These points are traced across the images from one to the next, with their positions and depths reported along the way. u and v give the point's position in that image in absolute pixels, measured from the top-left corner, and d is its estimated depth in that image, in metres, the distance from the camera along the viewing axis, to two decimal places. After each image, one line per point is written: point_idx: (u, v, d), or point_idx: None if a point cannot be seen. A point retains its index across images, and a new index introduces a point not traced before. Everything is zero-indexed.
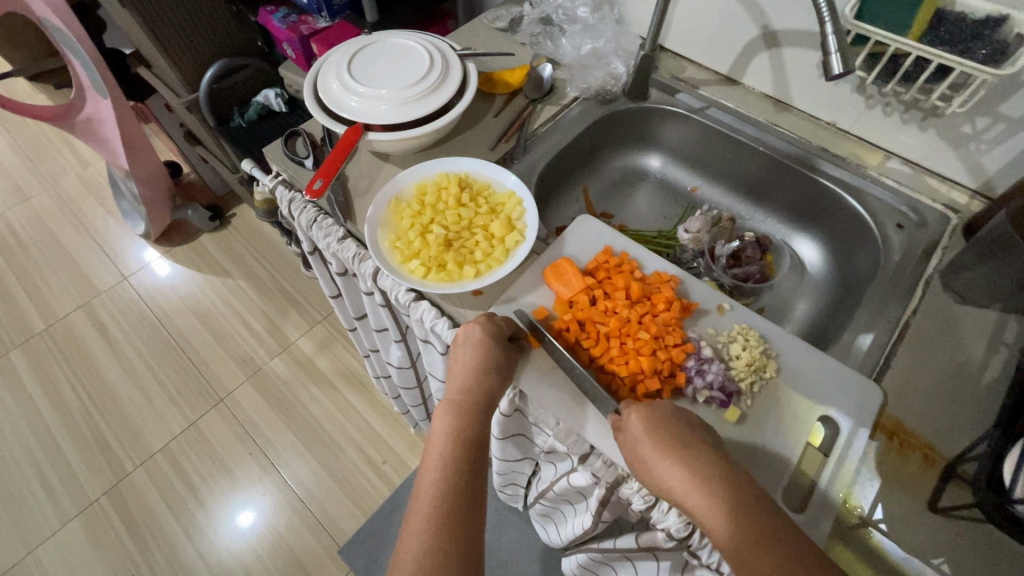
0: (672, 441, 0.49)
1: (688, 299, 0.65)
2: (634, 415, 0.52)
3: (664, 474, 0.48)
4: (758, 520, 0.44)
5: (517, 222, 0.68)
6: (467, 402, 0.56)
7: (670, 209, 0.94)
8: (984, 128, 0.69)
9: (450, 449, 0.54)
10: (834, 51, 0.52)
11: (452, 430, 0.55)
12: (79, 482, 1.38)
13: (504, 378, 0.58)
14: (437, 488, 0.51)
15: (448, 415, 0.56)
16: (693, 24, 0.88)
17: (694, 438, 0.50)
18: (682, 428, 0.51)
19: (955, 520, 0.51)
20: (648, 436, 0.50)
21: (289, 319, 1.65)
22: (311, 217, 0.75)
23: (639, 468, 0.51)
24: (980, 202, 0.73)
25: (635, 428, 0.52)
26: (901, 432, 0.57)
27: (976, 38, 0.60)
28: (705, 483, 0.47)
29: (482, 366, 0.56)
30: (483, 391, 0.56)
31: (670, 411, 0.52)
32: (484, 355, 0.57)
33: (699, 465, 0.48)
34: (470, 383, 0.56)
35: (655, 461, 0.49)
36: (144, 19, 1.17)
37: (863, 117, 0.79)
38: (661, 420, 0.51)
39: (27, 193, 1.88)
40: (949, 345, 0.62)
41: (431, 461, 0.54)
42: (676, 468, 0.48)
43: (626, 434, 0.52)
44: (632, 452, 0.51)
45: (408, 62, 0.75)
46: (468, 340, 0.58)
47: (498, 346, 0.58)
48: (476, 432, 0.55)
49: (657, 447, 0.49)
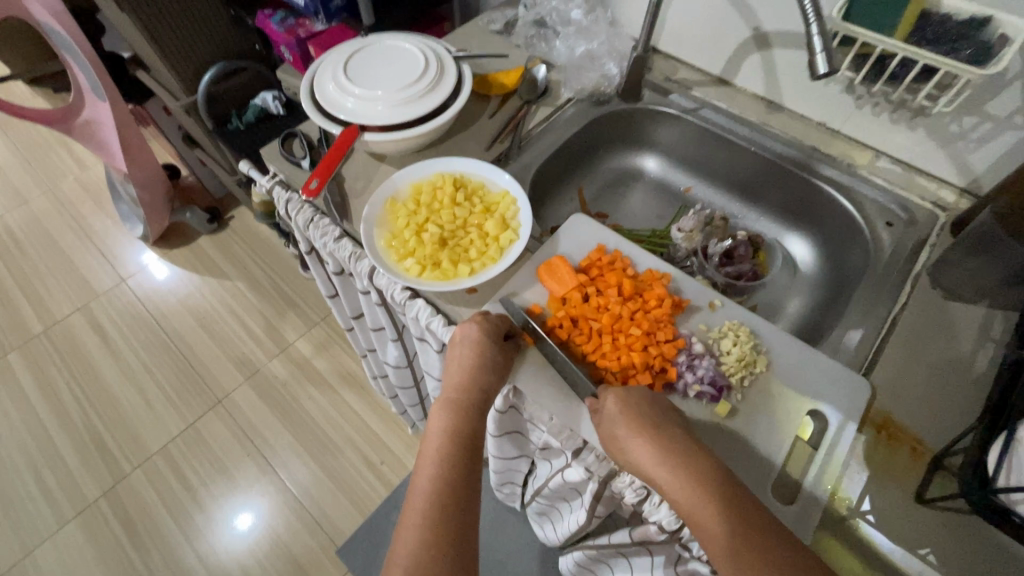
0: (644, 421, 0.52)
1: (680, 296, 0.66)
2: (609, 397, 0.54)
3: (636, 453, 0.50)
4: (723, 495, 0.46)
5: (511, 222, 0.69)
6: (464, 399, 0.57)
7: (664, 209, 0.95)
8: (971, 127, 0.70)
9: (447, 445, 0.54)
10: (820, 51, 0.53)
11: (449, 427, 0.56)
12: (78, 484, 1.38)
13: (500, 376, 0.59)
14: (433, 485, 0.51)
15: (445, 412, 0.57)
16: (686, 25, 0.89)
17: (666, 419, 0.52)
18: (655, 410, 0.53)
19: (941, 511, 0.51)
20: (622, 417, 0.53)
21: (287, 321, 1.65)
22: (308, 218, 0.75)
23: (614, 449, 0.53)
24: (969, 199, 0.74)
25: (611, 410, 0.54)
26: (890, 426, 0.57)
27: (961, 39, 0.61)
28: (674, 460, 0.49)
29: (478, 364, 0.57)
30: (480, 389, 0.57)
31: (646, 395, 0.54)
32: (482, 353, 0.58)
33: (669, 444, 0.50)
34: (467, 381, 0.57)
35: (628, 440, 0.51)
36: (143, 22, 1.18)
37: (853, 116, 0.80)
38: (636, 401, 0.53)
39: (25, 196, 1.89)
40: (938, 340, 0.63)
41: (427, 456, 0.54)
42: (647, 446, 0.50)
43: (602, 416, 0.55)
44: (608, 431, 0.53)
45: (403, 63, 0.76)
46: (466, 339, 0.59)
47: (494, 346, 0.59)
48: (473, 430, 0.56)
49: (631, 427, 0.52)
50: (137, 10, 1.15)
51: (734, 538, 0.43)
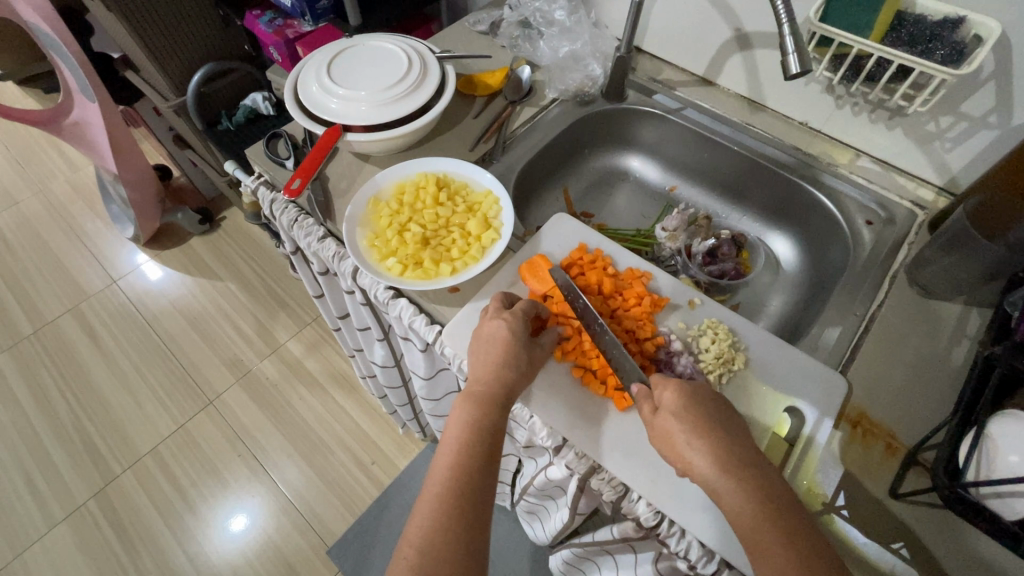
0: (706, 422, 0.50)
1: (660, 294, 0.67)
2: (670, 392, 0.52)
3: (694, 452, 0.49)
4: (782, 508, 0.45)
5: (494, 221, 0.70)
6: (488, 394, 0.55)
7: (649, 209, 0.95)
8: (947, 126, 0.71)
9: (467, 439, 0.53)
10: (792, 51, 0.53)
11: (472, 420, 0.54)
12: (67, 485, 1.38)
13: (525, 372, 0.58)
14: (450, 475, 0.51)
15: (468, 405, 0.55)
16: (669, 26, 0.90)
17: (726, 422, 0.51)
18: (716, 412, 0.52)
19: (914, 505, 0.52)
20: (681, 414, 0.51)
21: (278, 321, 1.66)
22: (291, 218, 0.75)
23: (663, 445, 0.51)
24: (946, 198, 0.75)
25: (669, 405, 0.52)
26: (865, 422, 0.58)
27: (935, 39, 0.62)
28: (733, 465, 0.47)
29: (503, 360, 0.57)
30: (504, 384, 0.56)
31: (706, 395, 0.53)
32: (509, 350, 0.57)
33: (729, 448, 0.49)
34: (494, 376, 0.56)
35: (687, 437, 0.49)
36: (131, 23, 1.18)
37: (833, 116, 0.81)
38: (696, 402, 0.52)
39: (16, 198, 1.88)
40: (914, 337, 0.64)
41: (447, 447, 0.54)
42: (707, 447, 0.48)
43: (656, 409, 0.53)
44: (663, 428, 0.51)
45: (386, 64, 0.77)
46: (494, 338, 0.58)
47: (523, 344, 0.58)
48: (495, 424, 0.54)
49: (691, 425, 0.50)
50: (125, 11, 1.15)
51: (794, 552, 0.43)
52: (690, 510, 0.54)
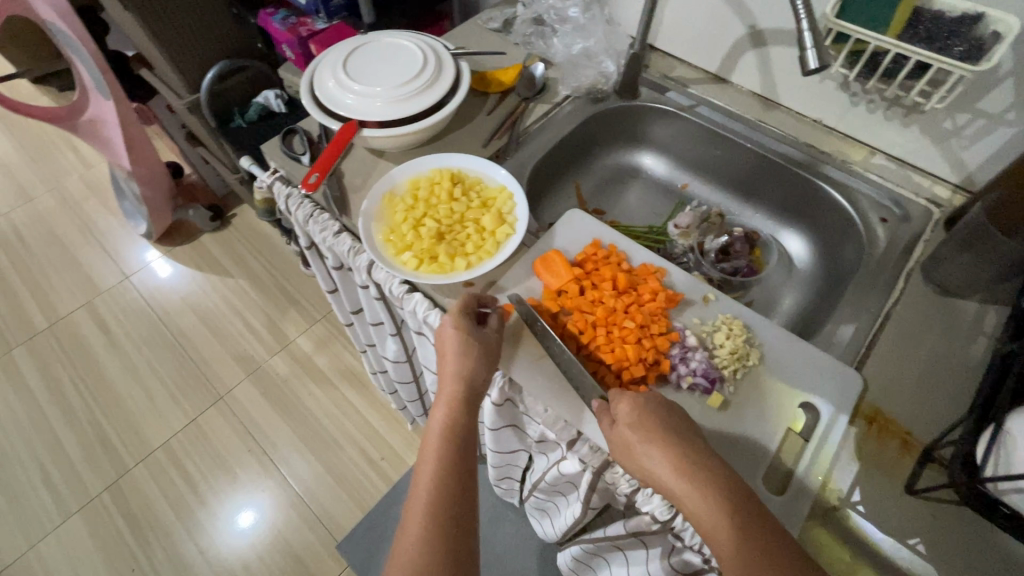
0: (661, 429, 0.50)
1: (674, 289, 0.67)
2: (624, 401, 0.53)
3: (651, 460, 0.49)
4: (740, 507, 0.46)
5: (508, 216, 0.70)
6: (456, 394, 0.57)
7: (661, 206, 0.96)
8: (964, 123, 0.70)
9: (443, 443, 0.55)
10: (810, 47, 0.53)
11: (446, 423, 0.56)
12: (81, 478, 1.39)
13: (485, 367, 0.58)
14: (432, 481, 0.52)
15: (442, 410, 0.57)
16: (682, 23, 0.90)
17: (682, 425, 0.51)
18: (670, 417, 0.52)
19: (930, 502, 0.52)
20: (636, 424, 0.51)
21: (288, 318, 1.67)
22: (307, 213, 0.76)
23: (625, 456, 0.52)
24: (962, 196, 0.75)
25: (625, 416, 0.52)
26: (881, 418, 0.58)
27: (953, 35, 0.62)
28: (690, 471, 0.48)
29: (463, 357, 0.57)
30: (470, 381, 0.57)
31: (661, 402, 0.53)
32: (464, 345, 0.57)
33: (686, 453, 0.49)
34: (459, 374, 0.57)
35: (643, 447, 0.50)
36: (147, 21, 1.19)
37: (848, 113, 0.80)
38: (650, 410, 0.52)
39: (31, 194, 1.90)
40: (929, 335, 0.64)
41: (428, 454, 0.55)
42: (663, 455, 0.49)
43: (614, 420, 0.53)
44: (621, 440, 0.52)
45: (402, 60, 0.77)
46: (447, 340, 0.58)
47: (473, 337, 0.58)
48: (469, 423, 0.56)
49: (646, 434, 0.50)
50: (142, 9, 1.16)
51: (756, 552, 0.43)
52: None
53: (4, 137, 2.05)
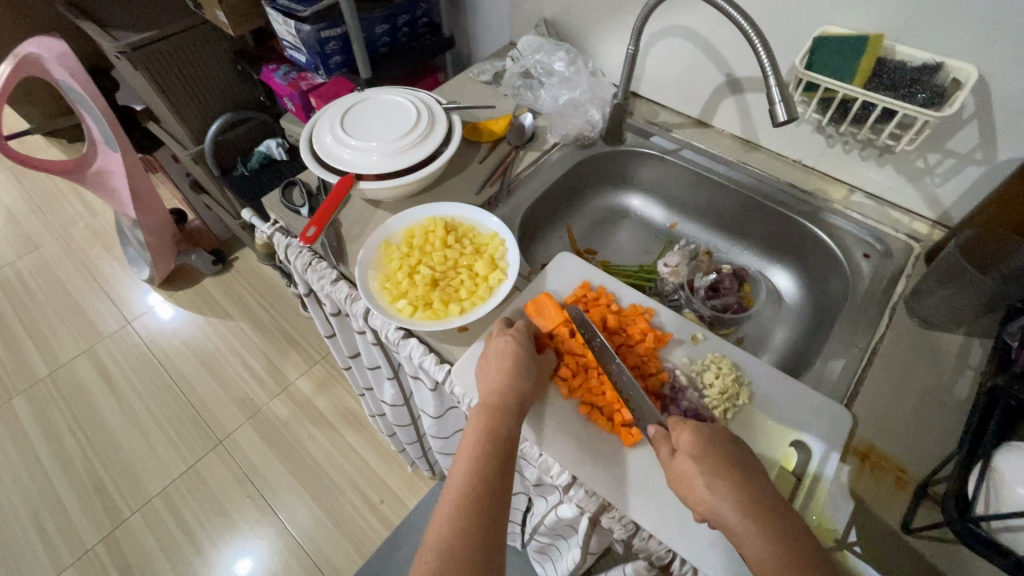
0: (726, 465, 0.50)
1: (663, 329, 0.68)
2: (687, 434, 0.53)
3: (713, 496, 0.48)
4: (801, 550, 0.45)
5: (500, 261, 0.72)
6: (501, 402, 0.57)
7: (651, 245, 0.98)
8: (935, 162, 0.73)
9: (483, 444, 0.54)
10: (778, 101, 0.58)
11: (485, 427, 0.55)
12: (76, 528, 1.37)
13: (534, 384, 0.60)
14: (468, 477, 0.52)
15: (482, 414, 0.56)
16: (663, 73, 0.94)
17: (745, 463, 0.51)
18: (735, 453, 0.52)
19: (926, 541, 0.52)
20: (701, 456, 0.51)
21: (288, 359, 1.68)
22: (306, 261, 0.79)
23: (683, 488, 0.51)
24: (941, 230, 0.77)
25: (686, 447, 0.52)
26: (874, 455, 0.58)
27: (916, 83, 0.65)
28: (754, 508, 0.47)
29: (513, 369, 0.59)
30: (517, 391, 0.58)
31: (722, 433, 0.53)
32: (519, 361, 0.60)
33: (750, 490, 0.49)
34: (507, 386, 0.58)
35: (708, 481, 0.49)
36: (156, 77, 1.25)
37: (826, 154, 0.84)
38: (712, 444, 0.52)
39: (36, 242, 1.94)
40: (918, 368, 0.65)
41: (463, 455, 0.54)
42: (727, 491, 0.48)
43: (674, 452, 0.53)
44: (682, 472, 0.51)
45: (397, 116, 0.81)
46: (499, 354, 0.61)
47: (527, 356, 0.61)
48: (509, 429, 0.56)
49: (711, 468, 0.50)
50: (150, 68, 1.23)
51: None
52: (699, 546, 0.53)
53: (13, 188, 2.11)
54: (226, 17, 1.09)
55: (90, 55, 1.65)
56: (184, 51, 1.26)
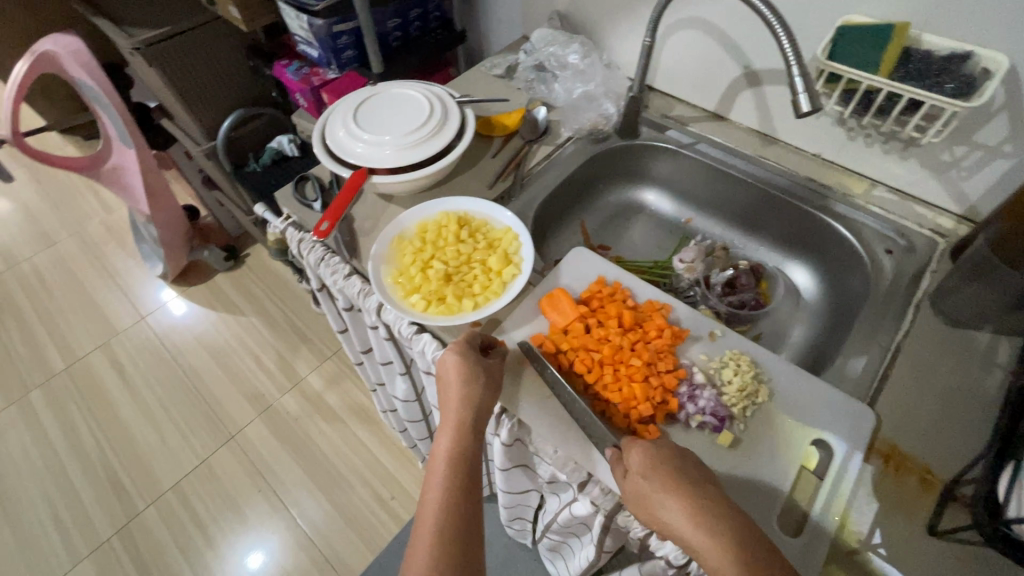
0: (676, 478, 0.49)
1: (681, 326, 0.67)
2: (635, 451, 0.52)
3: (668, 512, 0.48)
4: (756, 557, 0.44)
5: (514, 256, 0.72)
6: (458, 420, 0.56)
7: (665, 240, 0.97)
8: (962, 155, 0.71)
9: (448, 469, 0.55)
10: (801, 91, 0.56)
11: (450, 449, 0.56)
12: (91, 521, 1.39)
13: (489, 392, 0.58)
14: (440, 507, 0.53)
15: (446, 434, 0.57)
16: (679, 65, 0.93)
17: (698, 474, 0.50)
18: (686, 465, 0.51)
19: (954, 544, 0.50)
20: (651, 471, 0.50)
21: (299, 355, 1.68)
22: (319, 256, 0.78)
23: (639, 507, 0.50)
24: (967, 226, 0.75)
25: (637, 464, 0.52)
26: (897, 455, 0.57)
27: (943, 73, 0.63)
28: (710, 520, 0.46)
29: (464, 383, 0.57)
30: (473, 404, 0.57)
31: (672, 447, 0.53)
32: (465, 370, 0.58)
33: (704, 502, 0.48)
34: (460, 402, 0.57)
35: (659, 496, 0.49)
36: (170, 74, 1.26)
37: (846, 147, 0.82)
38: (660, 456, 0.51)
39: (53, 239, 1.97)
40: (943, 367, 0.63)
41: (432, 482, 0.55)
42: (680, 505, 0.48)
43: (627, 471, 0.52)
44: (634, 488, 0.51)
45: (410, 110, 0.81)
46: (447, 368, 0.59)
47: (476, 363, 0.59)
48: (474, 446, 0.56)
49: (662, 484, 0.49)
50: (164, 64, 1.23)
51: None
52: None
53: (31, 185, 2.13)
54: (239, 13, 1.09)
55: (105, 52, 1.66)
56: (198, 47, 1.26)
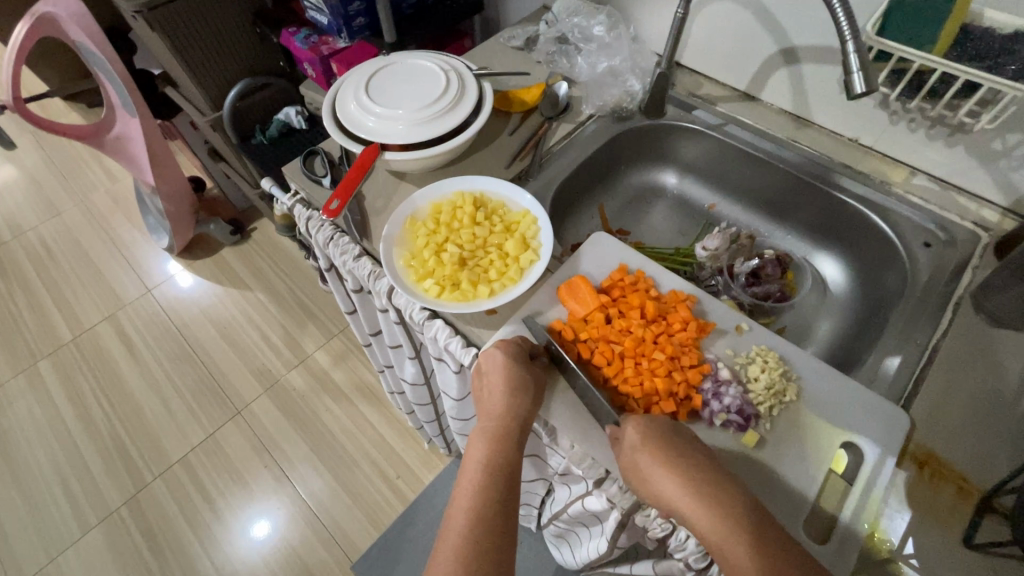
0: (670, 451, 0.49)
1: (706, 319, 0.64)
2: (631, 426, 0.52)
3: (661, 484, 0.48)
4: (760, 533, 0.44)
5: (532, 241, 0.68)
6: (501, 426, 0.54)
7: (687, 227, 0.93)
8: (1014, 144, 0.66)
9: (483, 476, 0.52)
10: (856, 70, 0.51)
11: (486, 457, 0.53)
12: (100, 490, 1.40)
13: (533, 402, 0.56)
14: (470, 514, 0.49)
15: (482, 442, 0.54)
16: (710, 40, 0.88)
17: (696, 450, 0.50)
18: (679, 440, 0.51)
19: (992, 557, 0.48)
20: (644, 446, 0.50)
21: (306, 332, 1.67)
22: (328, 235, 0.76)
23: (635, 480, 0.50)
24: (1013, 219, 0.71)
25: (632, 440, 0.51)
26: (933, 462, 0.54)
27: (1006, 54, 0.58)
28: (703, 493, 0.46)
29: (510, 389, 0.55)
30: (517, 414, 0.55)
31: (668, 424, 0.52)
32: (512, 374, 0.56)
33: (697, 475, 0.47)
34: (504, 406, 0.55)
35: (653, 470, 0.48)
36: (173, 39, 1.20)
37: (887, 132, 0.77)
38: (657, 431, 0.51)
39: (59, 208, 1.95)
40: (982, 369, 0.60)
41: (463, 488, 0.52)
42: (671, 476, 0.47)
43: (622, 446, 0.52)
44: (630, 463, 0.50)
45: (425, 83, 0.76)
46: (491, 368, 0.57)
47: (523, 369, 0.57)
48: (511, 460, 0.53)
49: (654, 457, 0.49)
50: (168, 28, 1.17)
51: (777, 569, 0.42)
52: None
53: (35, 153, 2.10)
54: None
55: (109, 15, 1.61)
56: (203, 11, 1.21)
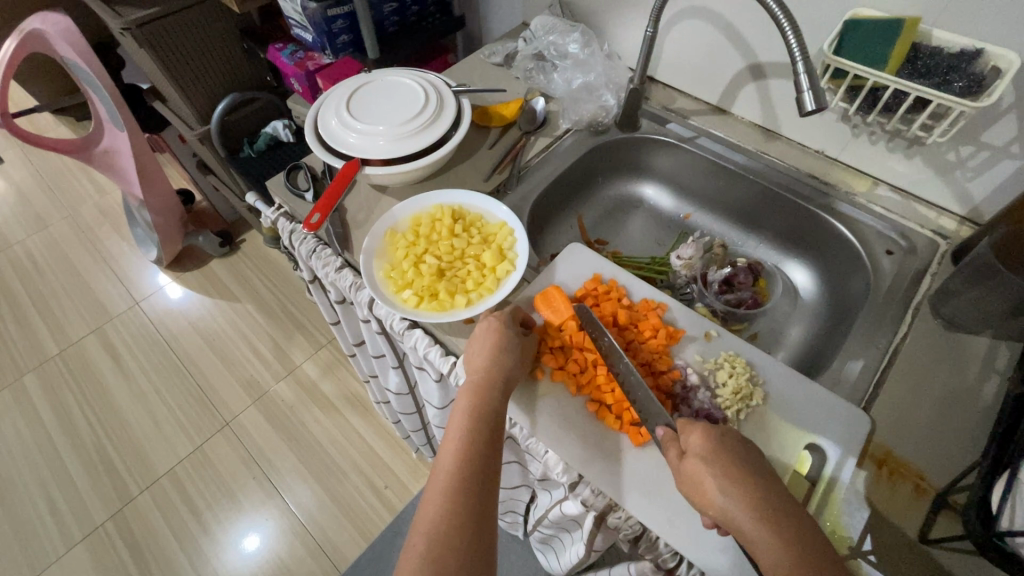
0: (739, 469, 0.48)
1: (676, 326, 0.66)
2: (697, 436, 0.50)
3: (724, 499, 0.46)
4: (815, 561, 0.43)
5: (508, 252, 0.70)
6: (486, 377, 0.56)
7: (663, 236, 0.96)
8: (968, 155, 0.70)
9: (468, 424, 0.53)
10: (807, 88, 0.54)
11: (472, 405, 0.54)
12: (85, 505, 1.39)
13: (519, 361, 0.58)
14: (457, 458, 0.51)
15: (469, 391, 0.56)
16: (681, 57, 0.91)
17: (760, 469, 0.49)
18: (746, 456, 0.49)
19: (943, 552, 0.50)
20: (712, 458, 0.48)
21: (294, 343, 1.67)
22: (311, 248, 0.77)
23: (693, 491, 0.48)
24: (970, 227, 0.74)
25: (696, 448, 0.50)
26: (892, 461, 0.56)
27: (952, 70, 0.61)
28: (768, 511, 0.45)
29: (497, 348, 0.58)
30: (503, 368, 0.57)
31: (734, 438, 0.51)
32: (500, 337, 0.59)
33: (761, 494, 0.46)
34: (489, 361, 0.57)
35: (720, 484, 0.47)
36: (161, 55, 1.22)
37: (850, 144, 0.80)
38: (724, 445, 0.49)
39: (46, 222, 1.95)
40: (939, 371, 0.62)
41: (451, 436, 0.53)
42: (740, 493, 0.46)
43: (683, 453, 0.50)
44: (693, 472, 0.49)
45: (405, 99, 0.79)
46: (482, 334, 0.60)
47: (510, 333, 0.60)
48: (497, 409, 0.55)
49: (724, 472, 0.47)
50: (155, 44, 1.19)
51: None
52: (710, 554, 0.51)
53: (23, 167, 2.10)
54: None
55: (96, 32, 1.62)
56: (190, 28, 1.23)
